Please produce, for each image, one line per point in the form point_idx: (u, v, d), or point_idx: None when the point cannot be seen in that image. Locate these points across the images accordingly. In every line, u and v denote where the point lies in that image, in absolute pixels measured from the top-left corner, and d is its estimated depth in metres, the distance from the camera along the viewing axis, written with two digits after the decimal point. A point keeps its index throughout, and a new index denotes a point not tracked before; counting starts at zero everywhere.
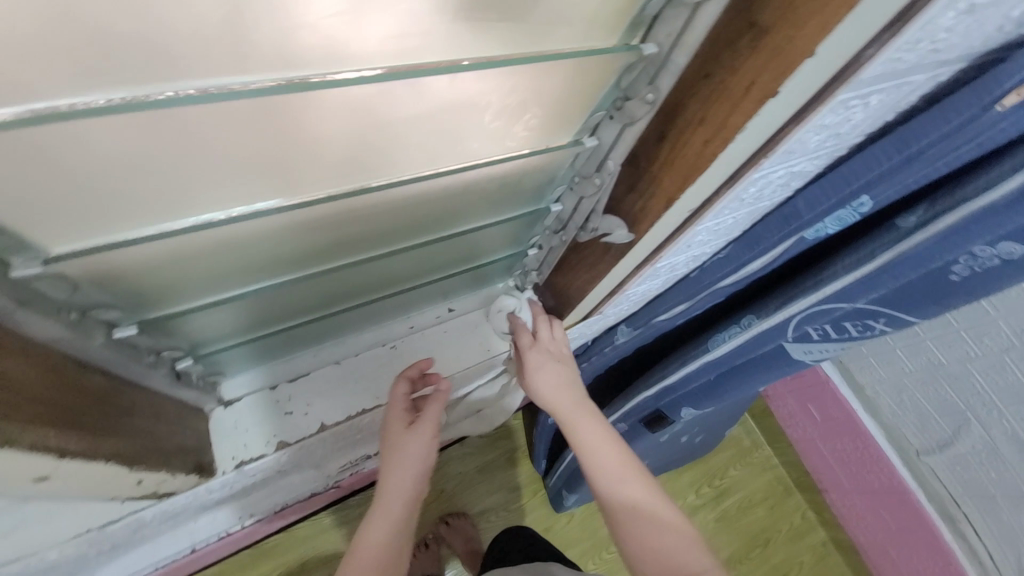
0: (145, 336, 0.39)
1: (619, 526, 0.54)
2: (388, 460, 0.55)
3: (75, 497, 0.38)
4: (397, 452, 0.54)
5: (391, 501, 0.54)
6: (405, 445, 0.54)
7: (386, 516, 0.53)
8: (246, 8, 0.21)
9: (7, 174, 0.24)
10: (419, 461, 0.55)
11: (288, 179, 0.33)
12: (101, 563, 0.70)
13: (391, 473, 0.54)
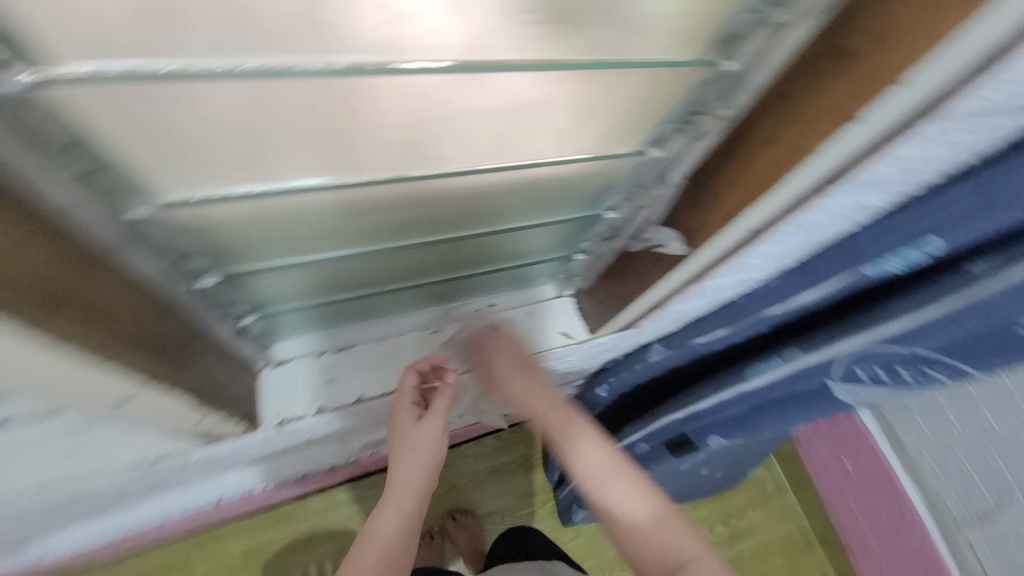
0: (221, 288, 0.43)
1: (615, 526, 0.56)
2: (397, 455, 0.57)
3: (142, 427, 0.41)
4: (405, 447, 0.57)
5: (401, 494, 0.57)
6: (415, 440, 0.57)
7: (395, 508, 0.57)
8: None
9: (137, 121, 0.26)
10: (427, 456, 0.57)
11: (371, 155, 0.34)
12: (142, 498, 0.75)
13: (399, 467, 0.57)
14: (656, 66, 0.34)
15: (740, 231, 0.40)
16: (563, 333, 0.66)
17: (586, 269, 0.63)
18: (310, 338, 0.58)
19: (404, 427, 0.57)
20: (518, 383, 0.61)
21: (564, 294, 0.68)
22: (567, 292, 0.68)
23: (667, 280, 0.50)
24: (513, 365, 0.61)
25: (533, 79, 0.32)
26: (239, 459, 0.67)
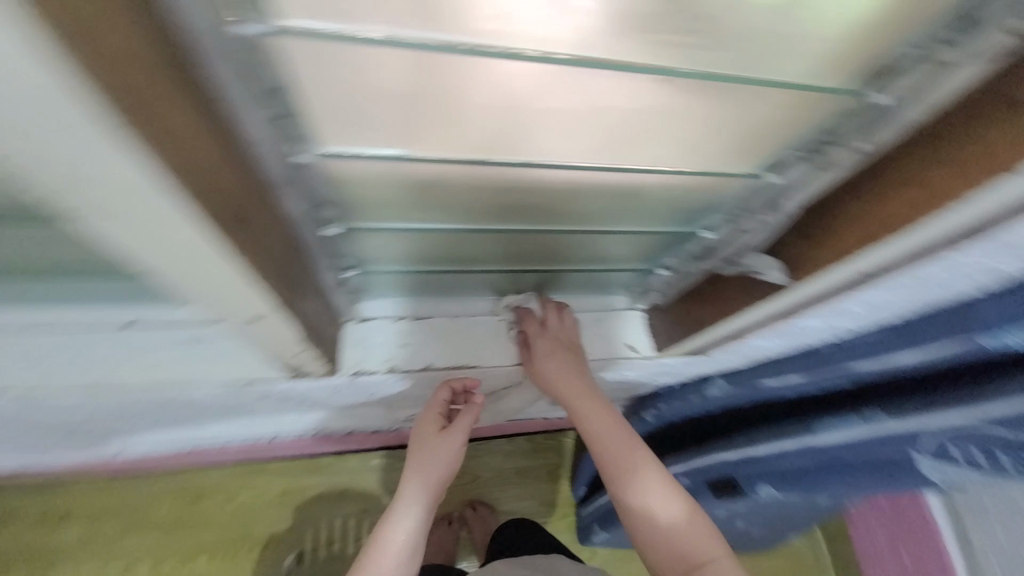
0: (340, 240, 0.47)
1: (635, 521, 0.60)
2: (416, 463, 0.64)
3: (250, 346, 0.46)
4: (425, 456, 0.64)
5: (413, 500, 0.63)
6: (434, 450, 0.64)
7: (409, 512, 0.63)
8: None
9: (320, 77, 0.28)
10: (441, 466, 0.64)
11: (494, 140, 0.35)
12: (215, 418, 0.83)
13: (415, 475, 0.64)
14: (804, 89, 0.33)
15: (847, 274, 0.39)
16: (627, 344, 0.68)
17: (666, 285, 0.63)
18: (394, 301, 0.63)
19: (428, 437, 0.65)
20: (558, 367, 0.62)
21: (636, 308, 0.69)
22: (640, 306, 0.69)
23: (753, 311, 0.49)
24: (556, 349, 0.62)
25: (680, 88, 0.32)
26: (306, 400, 0.73)
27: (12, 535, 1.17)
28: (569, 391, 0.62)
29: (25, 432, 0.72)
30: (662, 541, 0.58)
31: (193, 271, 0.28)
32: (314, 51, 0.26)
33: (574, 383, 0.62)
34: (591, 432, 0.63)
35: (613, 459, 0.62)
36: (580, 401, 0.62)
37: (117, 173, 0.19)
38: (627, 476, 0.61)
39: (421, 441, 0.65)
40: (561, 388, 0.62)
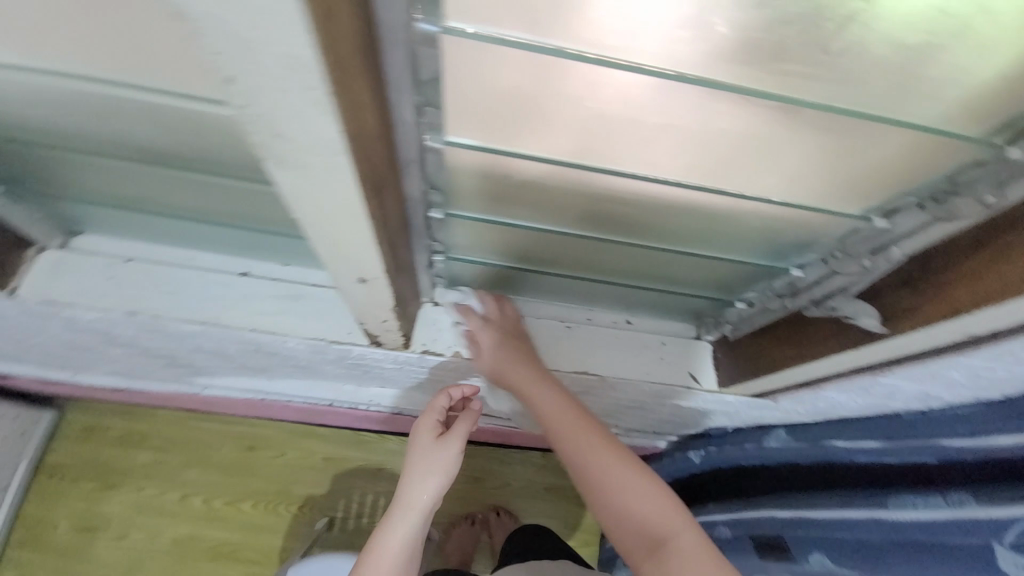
0: (437, 227, 0.50)
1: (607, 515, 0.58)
2: (412, 471, 0.64)
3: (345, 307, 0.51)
4: (420, 464, 0.63)
5: (410, 510, 0.62)
6: (429, 459, 0.63)
7: (405, 522, 0.62)
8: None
9: (457, 76, 0.31)
10: (436, 476, 0.63)
11: (601, 149, 0.38)
12: (287, 373, 0.91)
13: (410, 484, 0.63)
14: (935, 135, 0.32)
15: (950, 333, 0.37)
16: (690, 375, 0.66)
17: (740, 319, 0.62)
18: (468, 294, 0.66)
19: (423, 445, 0.64)
20: (503, 358, 0.60)
21: (699, 338, 0.69)
22: (706, 338, 0.69)
23: (834, 359, 0.47)
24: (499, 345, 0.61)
25: (798, 119, 0.33)
26: (371, 370, 0.78)
27: (100, 447, 1.33)
28: (522, 386, 0.61)
29: (138, 355, 0.83)
30: (632, 531, 0.56)
31: (333, 229, 0.32)
32: (464, 53, 0.30)
33: (523, 376, 0.60)
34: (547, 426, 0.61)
35: (573, 449, 0.60)
36: (532, 394, 0.60)
37: (316, 134, 0.23)
38: (591, 467, 0.58)
39: (418, 450, 0.64)
40: (512, 381, 0.61)
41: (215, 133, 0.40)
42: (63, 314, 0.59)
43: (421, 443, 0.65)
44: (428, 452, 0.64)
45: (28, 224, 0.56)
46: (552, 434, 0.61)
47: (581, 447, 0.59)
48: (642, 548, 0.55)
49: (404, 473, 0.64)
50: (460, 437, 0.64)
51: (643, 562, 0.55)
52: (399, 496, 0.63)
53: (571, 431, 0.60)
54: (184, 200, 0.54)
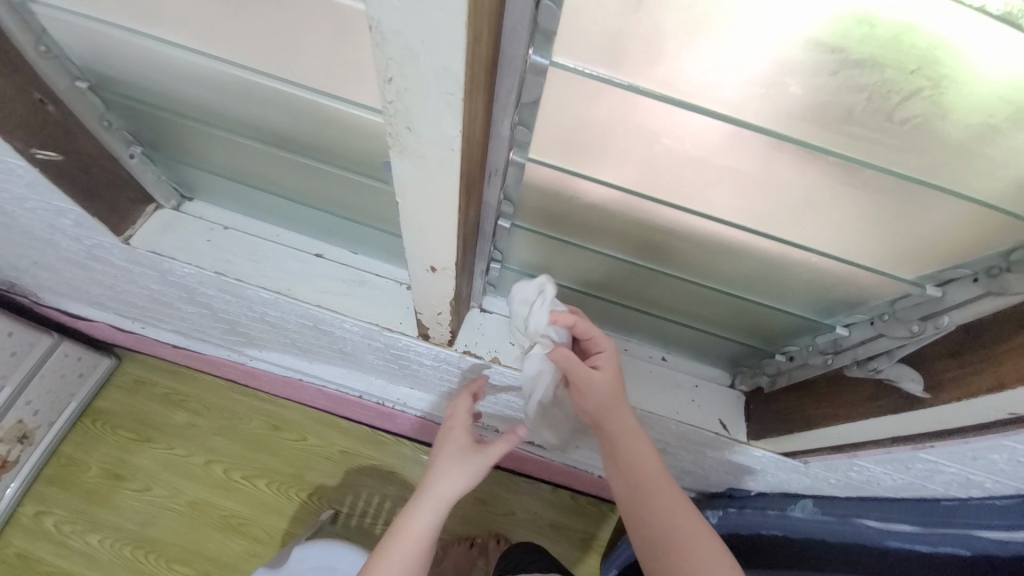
0: (504, 235, 0.55)
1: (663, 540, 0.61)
2: (441, 463, 0.65)
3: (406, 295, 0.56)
4: (455, 460, 0.65)
5: (436, 503, 0.63)
6: (465, 458, 0.65)
7: (431, 512, 0.63)
8: (718, 57, 0.30)
9: (549, 101, 0.36)
10: (469, 473, 0.65)
11: (666, 184, 0.41)
12: (329, 356, 0.97)
13: (438, 478, 0.64)
14: (993, 210, 0.34)
15: (998, 410, 0.37)
16: (719, 422, 0.66)
17: (777, 372, 0.62)
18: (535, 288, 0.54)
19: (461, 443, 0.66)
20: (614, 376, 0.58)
21: (732, 387, 0.70)
22: (740, 387, 0.69)
23: (873, 422, 0.47)
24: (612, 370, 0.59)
25: (858, 179, 0.35)
26: (409, 366, 0.82)
27: (146, 400, 1.43)
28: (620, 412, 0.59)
29: (206, 316, 0.91)
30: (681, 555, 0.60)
31: (423, 217, 0.37)
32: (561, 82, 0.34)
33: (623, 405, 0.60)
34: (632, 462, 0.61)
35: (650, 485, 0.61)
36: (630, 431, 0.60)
37: (439, 129, 0.28)
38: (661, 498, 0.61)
39: (452, 448, 0.66)
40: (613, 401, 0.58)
41: (333, 127, 0.47)
42: (162, 265, 0.67)
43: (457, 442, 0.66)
44: (466, 452, 0.66)
45: (153, 183, 0.66)
46: (633, 471, 0.61)
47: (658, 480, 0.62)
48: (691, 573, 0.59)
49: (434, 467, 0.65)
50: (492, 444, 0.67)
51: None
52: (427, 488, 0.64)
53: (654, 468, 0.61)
54: (285, 183, 0.61)
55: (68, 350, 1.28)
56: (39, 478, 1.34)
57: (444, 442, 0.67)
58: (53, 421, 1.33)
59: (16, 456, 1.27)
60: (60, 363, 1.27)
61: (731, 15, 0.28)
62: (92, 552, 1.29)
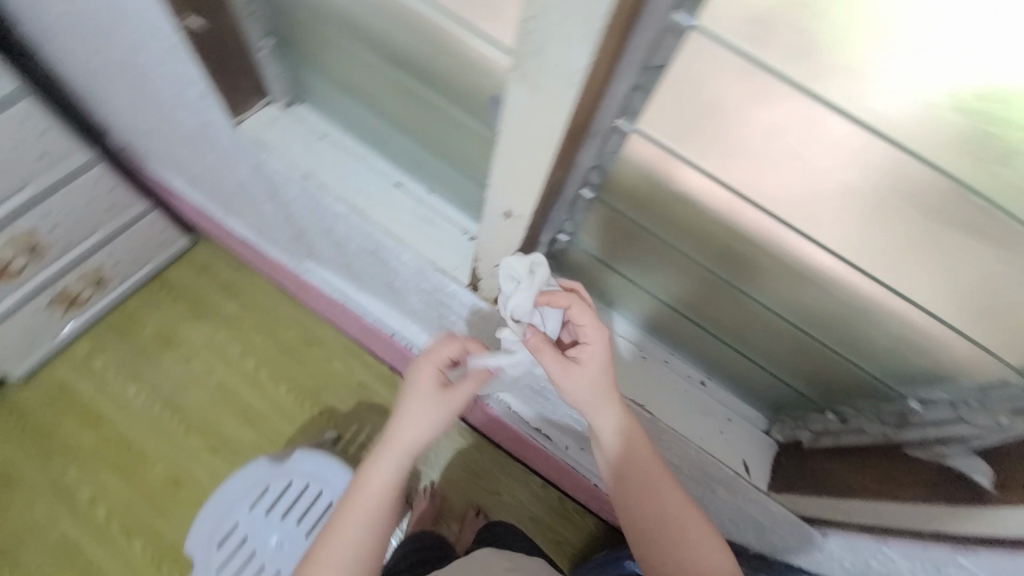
0: (581, 207, 0.53)
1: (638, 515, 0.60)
2: (406, 413, 0.64)
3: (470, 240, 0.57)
4: (419, 410, 0.64)
5: (399, 451, 0.64)
6: (430, 409, 0.64)
7: (391, 462, 0.64)
8: (886, 54, 0.28)
9: (677, 71, 0.35)
10: (431, 423, 0.64)
11: (776, 191, 0.39)
12: (376, 287, 1.01)
13: (403, 427, 0.64)
14: None
15: None
16: (742, 462, 0.62)
17: (822, 431, 0.58)
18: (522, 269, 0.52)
19: (425, 396, 0.64)
20: (599, 363, 0.56)
21: (767, 433, 0.65)
22: (775, 436, 0.65)
23: (921, 511, 0.45)
24: (593, 366, 0.57)
25: (997, 233, 0.33)
26: (446, 317, 0.84)
27: (206, 283, 1.56)
28: (600, 403, 0.57)
29: (280, 218, 0.97)
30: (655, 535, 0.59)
31: (518, 155, 0.37)
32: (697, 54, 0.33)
33: (605, 396, 0.57)
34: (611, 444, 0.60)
35: (626, 462, 0.60)
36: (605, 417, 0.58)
37: (566, 61, 0.28)
38: (638, 479, 0.60)
39: (416, 398, 0.64)
40: (595, 391, 0.57)
41: (451, 58, 0.48)
42: (259, 155, 0.72)
43: (422, 393, 0.64)
44: (430, 404, 0.64)
45: (274, 78, 0.69)
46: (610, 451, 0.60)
47: (633, 462, 0.60)
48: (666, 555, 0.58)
49: (395, 420, 0.65)
50: (460, 396, 0.64)
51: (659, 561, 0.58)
52: (388, 439, 0.64)
53: (630, 452, 0.60)
54: (390, 108, 0.64)
55: (156, 219, 1.41)
56: (102, 321, 1.49)
57: (408, 392, 0.65)
58: (128, 277, 1.47)
59: (88, 296, 1.40)
60: (147, 228, 1.40)
61: (916, 13, 0.26)
62: (126, 399, 1.42)
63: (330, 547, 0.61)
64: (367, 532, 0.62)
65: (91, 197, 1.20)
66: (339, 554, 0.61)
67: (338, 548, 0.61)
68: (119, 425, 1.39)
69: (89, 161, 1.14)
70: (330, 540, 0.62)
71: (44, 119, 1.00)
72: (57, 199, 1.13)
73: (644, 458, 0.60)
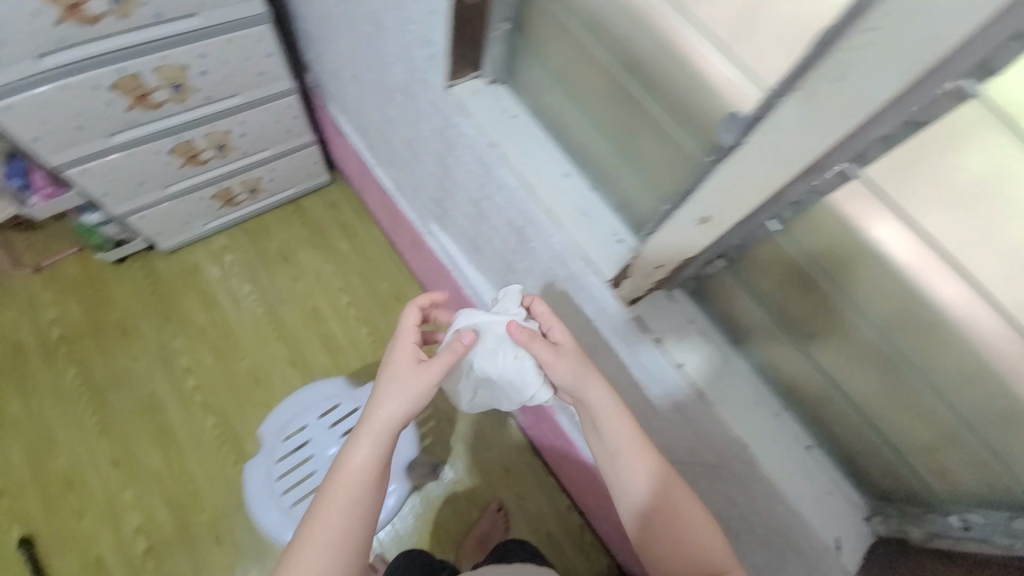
0: (759, 241, 0.56)
1: (618, 482, 0.69)
2: (384, 393, 0.68)
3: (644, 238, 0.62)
4: (400, 384, 0.68)
5: (378, 430, 0.67)
6: (409, 383, 0.69)
7: (367, 442, 0.66)
8: None
9: (937, 132, 0.38)
10: (410, 396, 0.68)
11: (988, 264, 0.41)
12: (492, 264, 1.09)
13: (382, 405, 0.68)
14: None
15: None
16: (834, 538, 0.60)
17: (936, 533, 0.56)
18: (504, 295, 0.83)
19: (405, 371, 0.69)
20: (568, 348, 0.74)
21: (865, 521, 0.62)
22: (873, 526, 0.62)
23: None
24: (568, 349, 0.74)
25: None
26: (558, 309, 0.89)
27: (331, 219, 1.73)
28: (582, 381, 0.72)
29: (433, 177, 1.08)
30: (645, 500, 0.67)
31: (755, 168, 0.43)
32: (984, 140, 0.37)
33: (588, 375, 0.72)
34: (604, 420, 0.70)
35: (612, 431, 0.70)
36: (588, 385, 0.71)
37: (866, 89, 0.33)
38: (617, 447, 0.69)
39: (397, 374, 0.69)
40: (575, 367, 0.72)
41: (687, 77, 0.53)
42: (456, 116, 0.81)
43: (400, 370, 0.69)
44: (408, 377, 0.69)
45: (491, 58, 0.78)
46: (602, 423, 0.71)
47: (615, 432, 0.70)
48: (660, 517, 0.66)
49: (374, 400, 0.68)
50: (436, 366, 0.70)
51: (654, 524, 0.66)
52: (365, 419, 0.67)
53: (613, 424, 0.70)
54: (593, 104, 0.71)
55: (315, 152, 1.60)
56: (240, 224, 1.69)
57: (388, 372, 0.70)
58: (276, 194, 1.67)
59: (241, 200, 1.60)
60: (306, 158, 1.60)
61: None
62: (237, 295, 1.60)
63: (315, 532, 0.62)
64: (351, 513, 0.64)
65: (278, 119, 1.40)
66: (326, 538, 0.62)
67: (326, 531, 0.62)
68: (226, 314, 1.56)
69: (288, 89, 1.34)
70: (314, 525, 0.63)
71: (272, 45, 1.20)
72: (254, 112, 1.33)
73: (623, 430, 0.69)
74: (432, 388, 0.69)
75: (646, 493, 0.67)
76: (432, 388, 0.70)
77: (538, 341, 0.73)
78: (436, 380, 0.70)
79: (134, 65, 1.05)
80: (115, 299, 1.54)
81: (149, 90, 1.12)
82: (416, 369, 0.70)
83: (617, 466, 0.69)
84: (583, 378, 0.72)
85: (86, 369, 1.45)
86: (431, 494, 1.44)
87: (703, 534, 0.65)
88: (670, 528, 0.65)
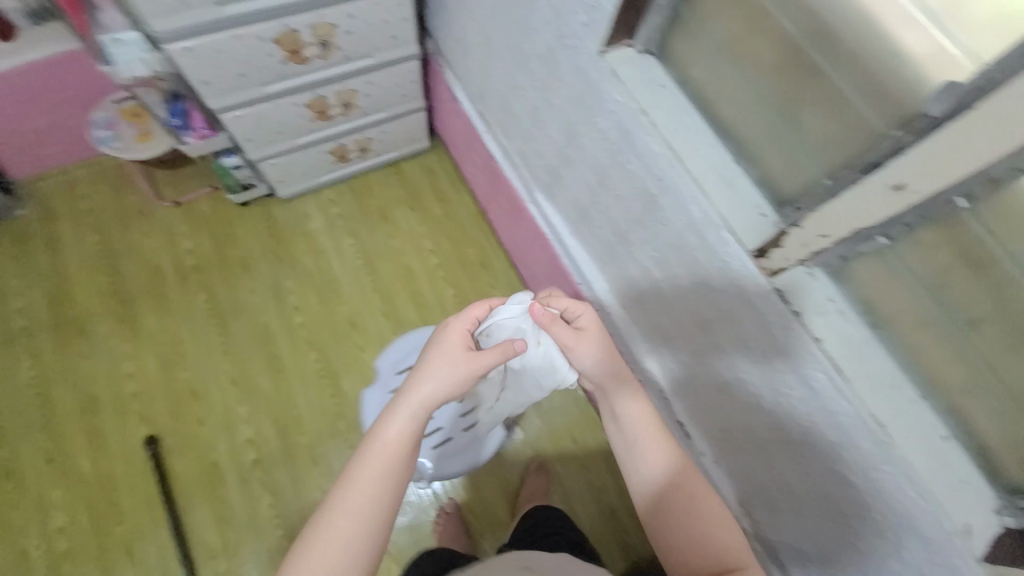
0: (939, 219, 0.56)
1: (636, 471, 0.73)
2: (432, 370, 0.71)
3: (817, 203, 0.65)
4: (447, 365, 0.72)
5: (417, 404, 0.69)
6: (456, 366, 0.72)
7: (405, 414, 0.68)
8: None
9: None
10: (455, 378, 0.71)
11: None
12: (601, 234, 1.12)
13: (428, 381, 0.70)
14: None
15: None
16: (965, 523, 0.61)
17: None
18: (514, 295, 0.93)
19: (453, 355, 0.73)
20: (591, 338, 0.78)
21: (995, 513, 0.61)
22: (1004, 520, 0.60)
23: None
24: (594, 336, 0.78)
25: None
26: (675, 280, 0.92)
27: (428, 183, 1.83)
28: (605, 373, 0.76)
29: (555, 145, 1.12)
30: (662, 489, 0.70)
31: (974, 134, 0.46)
32: None
33: (613, 367, 0.76)
34: (629, 410, 0.74)
35: (636, 422, 0.74)
36: (612, 380, 0.76)
37: None
38: (638, 438, 0.73)
39: (446, 355, 0.73)
40: (600, 357, 0.77)
41: (886, 47, 0.54)
42: (606, 84, 0.85)
43: (451, 352, 0.73)
44: (456, 361, 0.72)
45: (648, 26, 0.81)
46: (626, 414, 0.75)
47: (638, 424, 0.74)
48: (676, 508, 0.68)
49: (419, 376, 0.71)
50: (485, 357, 0.73)
51: (669, 514, 0.68)
52: (406, 391, 0.70)
53: (634, 417, 0.74)
54: (755, 76, 0.72)
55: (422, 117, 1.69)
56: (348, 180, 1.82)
57: (439, 351, 0.73)
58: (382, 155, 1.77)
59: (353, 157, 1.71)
60: (414, 122, 1.69)
61: None
62: (341, 246, 1.72)
63: (347, 494, 0.63)
64: (381, 483, 0.64)
65: (399, 83, 1.49)
66: (356, 498, 0.62)
67: (355, 496, 0.63)
68: (331, 261, 1.70)
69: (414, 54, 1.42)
70: (345, 489, 0.63)
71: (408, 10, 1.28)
72: (381, 74, 1.43)
73: (645, 423, 0.73)
74: (475, 378, 0.72)
75: (664, 483, 0.70)
76: (474, 377, 0.73)
77: (560, 325, 0.78)
78: (480, 371, 0.74)
79: (293, 21, 1.16)
80: (239, 238, 1.71)
81: (301, 46, 1.22)
82: (464, 355, 0.73)
83: (636, 456, 0.73)
84: (604, 370, 0.76)
85: (212, 295, 1.63)
86: (503, 451, 1.52)
87: (717, 528, 0.67)
88: (683, 520, 0.67)
